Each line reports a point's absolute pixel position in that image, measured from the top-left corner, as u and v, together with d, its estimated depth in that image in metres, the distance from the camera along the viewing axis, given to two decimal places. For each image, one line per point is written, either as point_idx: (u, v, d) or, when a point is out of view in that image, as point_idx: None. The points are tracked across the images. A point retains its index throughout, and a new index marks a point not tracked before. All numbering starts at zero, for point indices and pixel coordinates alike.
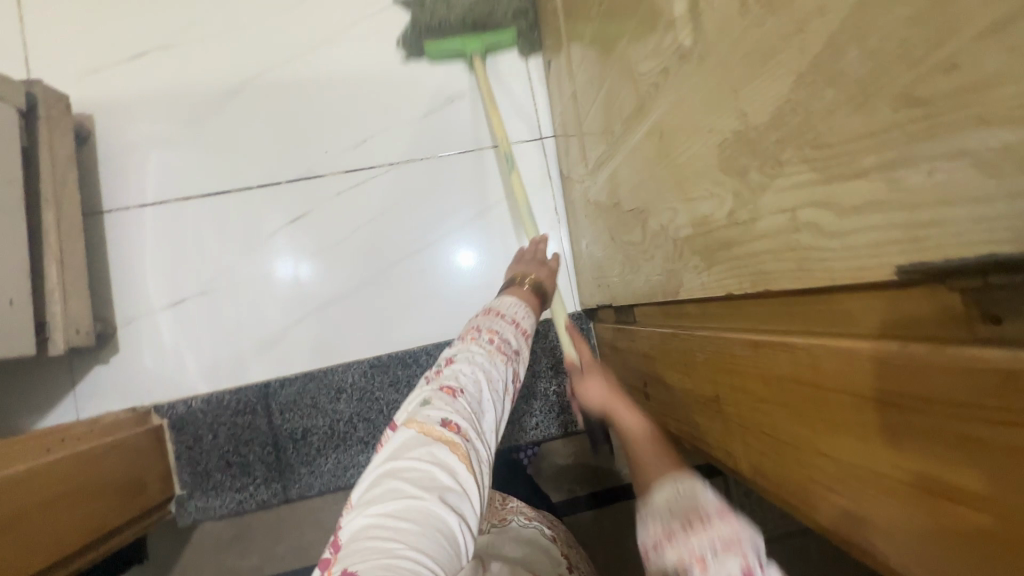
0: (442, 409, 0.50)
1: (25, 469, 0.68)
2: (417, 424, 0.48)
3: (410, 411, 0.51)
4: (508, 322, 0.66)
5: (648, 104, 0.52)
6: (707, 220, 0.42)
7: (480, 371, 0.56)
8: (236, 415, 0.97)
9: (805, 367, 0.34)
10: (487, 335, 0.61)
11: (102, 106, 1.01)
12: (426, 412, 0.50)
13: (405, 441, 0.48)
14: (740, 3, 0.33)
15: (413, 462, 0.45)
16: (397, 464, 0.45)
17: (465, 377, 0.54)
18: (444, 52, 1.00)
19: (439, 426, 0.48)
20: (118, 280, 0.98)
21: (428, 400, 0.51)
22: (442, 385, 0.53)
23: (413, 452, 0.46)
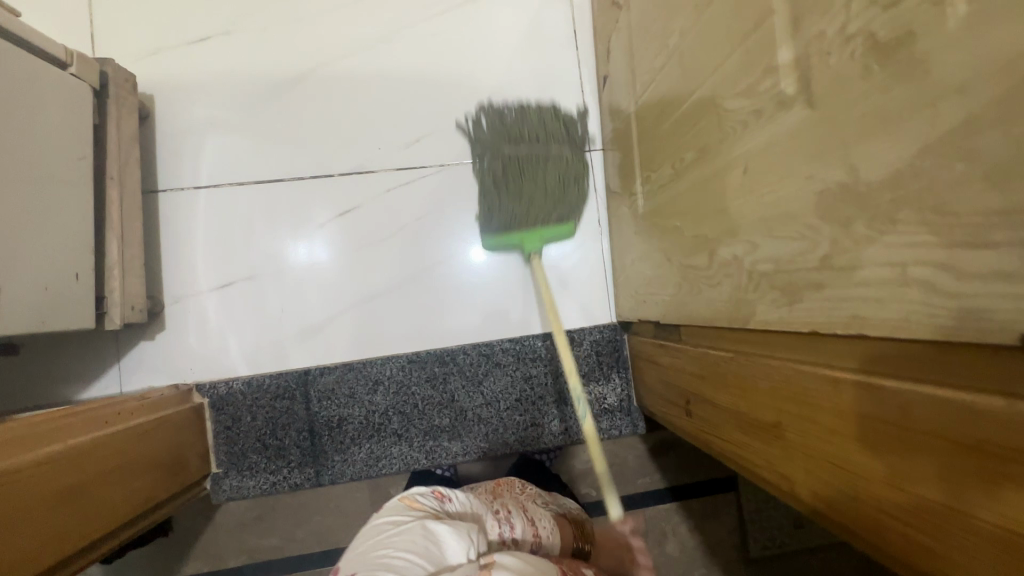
0: (429, 503, 0.66)
1: (84, 442, 0.70)
2: (407, 500, 0.66)
3: (406, 492, 0.68)
4: (534, 516, 0.75)
5: (731, 140, 0.54)
6: (794, 260, 0.45)
7: (474, 508, 0.69)
8: (275, 399, 1.00)
9: (891, 409, 0.37)
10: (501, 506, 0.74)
11: (163, 87, 1.02)
12: (419, 497, 0.67)
13: (395, 508, 0.65)
14: (862, 65, 0.36)
15: (395, 517, 0.62)
16: (386, 519, 0.62)
17: (460, 500, 0.69)
18: (504, 244, 1.02)
19: (423, 504, 0.65)
20: (168, 259, 1.00)
21: (423, 492, 0.68)
22: (437, 489, 0.69)
23: (399, 513, 0.63)
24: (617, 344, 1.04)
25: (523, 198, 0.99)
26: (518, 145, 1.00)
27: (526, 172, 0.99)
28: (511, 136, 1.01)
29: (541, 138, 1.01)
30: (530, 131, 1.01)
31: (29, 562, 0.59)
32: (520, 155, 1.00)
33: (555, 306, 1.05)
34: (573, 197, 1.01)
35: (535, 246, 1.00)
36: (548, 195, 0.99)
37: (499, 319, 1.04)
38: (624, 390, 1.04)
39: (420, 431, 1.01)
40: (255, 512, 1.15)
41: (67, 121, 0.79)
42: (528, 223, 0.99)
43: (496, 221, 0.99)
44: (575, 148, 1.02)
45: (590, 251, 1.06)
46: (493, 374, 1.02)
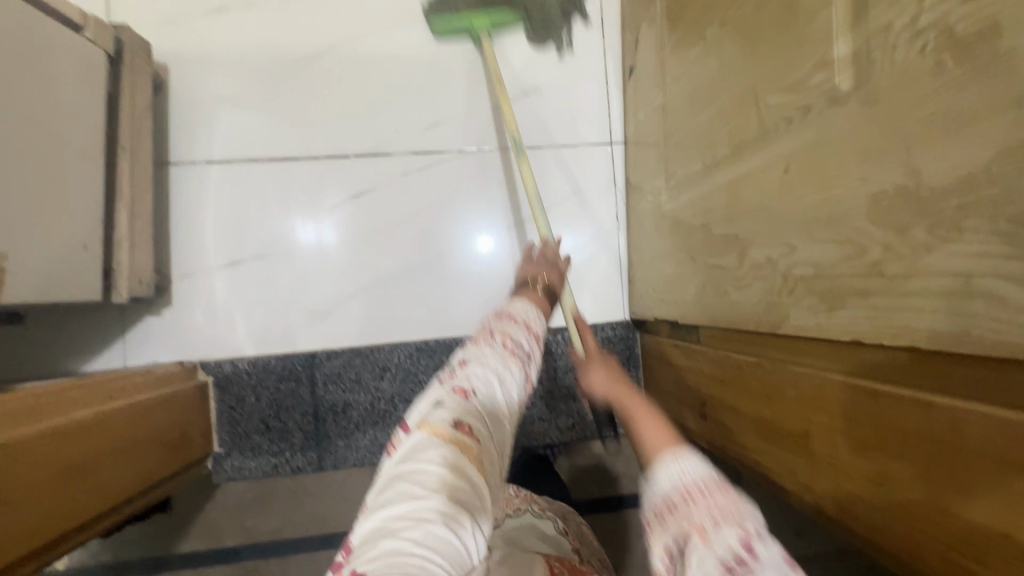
0: (454, 413, 0.47)
1: (88, 416, 0.69)
2: (428, 427, 0.46)
3: (421, 412, 0.48)
4: (525, 319, 0.60)
5: (772, 137, 0.52)
6: (837, 265, 0.43)
7: (495, 373, 0.52)
8: (280, 380, 0.98)
9: (938, 427, 0.36)
10: (501, 336, 0.56)
11: (179, 57, 1.00)
12: (438, 413, 0.47)
13: (415, 445, 0.45)
14: (934, 62, 0.33)
15: (422, 468, 0.43)
16: (409, 465, 0.44)
17: (481, 382, 0.51)
18: (453, 28, 0.99)
19: (452, 429, 0.46)
20: (177, 234, 0.99)
21: (440, 402, 0.49)
22: (454, 386, 0.50)
23: (420, 454, 0.44)
24: (629, 341, 1.03)
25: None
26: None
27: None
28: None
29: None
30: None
31: (30, 536, 0.58)
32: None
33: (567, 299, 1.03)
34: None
35: (485, 27, 0.98)
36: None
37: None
38: None
39: None
40: (255, 492, 1.15)
41: (80, 87, 0.77)
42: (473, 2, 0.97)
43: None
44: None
45: (606, 246, 1.04)
46: None
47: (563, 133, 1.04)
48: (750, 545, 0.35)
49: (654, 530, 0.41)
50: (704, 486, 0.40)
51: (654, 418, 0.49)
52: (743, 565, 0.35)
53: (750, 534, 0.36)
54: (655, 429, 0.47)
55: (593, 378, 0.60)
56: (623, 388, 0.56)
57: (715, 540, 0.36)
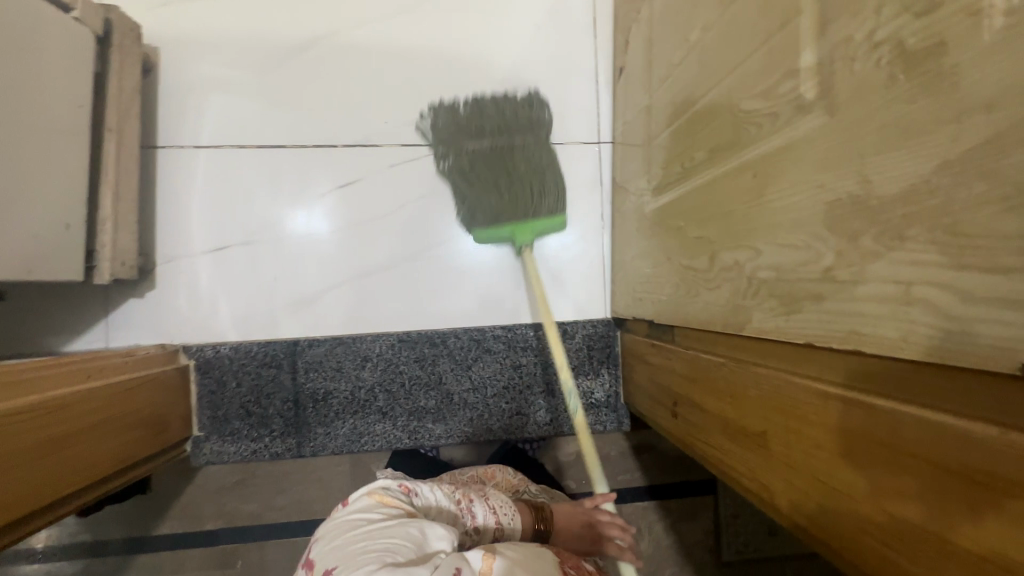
0: (399, 498, 0.63)
1: (66, 395, 0.70)
2: (376, 494, 0.62)
3: (371, 487, 0.64)
4: (495, 504, 0.72)
5: (744, 143, 0.53)
6: (796, 270, 0.44)
7: (439, 500, 0.67)
8: (261, 366, 0.99)
9: (880, 428, 0.37)
10: (451, 489, 0.71)
11: (170, 40, 1.00)
12: (387, 490, 0.64)
13: (362, 505, 0.61)
14: (888, 74, 0.35)
15: (368, 514, 0.59)
16: (358, 514, 0.59)
17: (427, 493, 0.67)
18: (493, 236, 1.00)
19: (395, 502, 0.62)
20: (163, 217, 0.99)
21: (388, 486, 0.64)
22: (404, 483, 0.67)
23: (369, 509, 0.60)
24: (609, 340, 1.04)
25: (507, 195, 0.97)
26: (484, 175, 0.97)
27: (503, 167, 0.97)
28: (475, 134, 0.98)
29: (504, 133, 0.98)
30: (493, 126, 0.98)
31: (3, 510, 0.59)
32: (488, 150, 0.98)
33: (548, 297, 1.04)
34: (553, 185, 0.99)
35: (526, 240, 0.99)
36: (528, 188, 0.97)
37: (493, 305, 1.03)
38: (612, 386, 1.04)
39: (404, 410, 1.01)
40: (235, 477, 1.16)
41: (67, 66, 0.77)
42: (512, 215, 0.97)
43: (483, 218, 0.98)
44: (537, 134, 1.00)
45: (591, 244, 1.05)
46: (482, 359, 1.02)
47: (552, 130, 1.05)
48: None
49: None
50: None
51: None
52: None
53: None
54: None
55: None
56: None
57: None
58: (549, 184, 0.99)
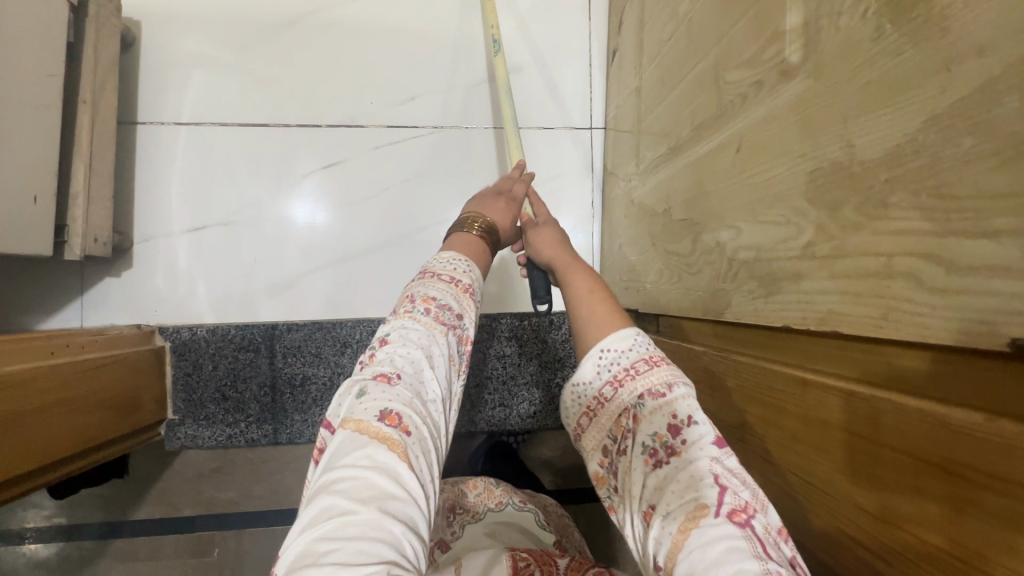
0: (380, 402, 0.41)
1: (26, 370, 0.67)
2: (352, 423, 0.41)
3: (345, 409, 0.42)
4: (450, 273, 0.52)
5: (729, 116, 0.50)
6: (776, 247, 0.41)
7: (428, 344, 0.46)
8: (238, 350, 0.96)
9: (860, 419, 0.34)
10: (424, 302, 0.49)
11: (152, 14, 0.97)
12: (362, 405, 0.42)
13: (338, 448, 0.40)
14: (875, 26, 0.31)
15: (347, 473, 0.38)
16: (329, 474, 0.38)
17: (401, 358, 0.44)
18: None
19: (376, 423, 0.40)
20: (142, 195, 0.96)
21: (362, 392, 0.43)
22: (375, 371, 0.44)
23: (345, 457, 0.38)
24: None
25: None
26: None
27: None
28: None
29: None
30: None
31: None
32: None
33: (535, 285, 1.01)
34: None
35: None
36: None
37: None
38: None
39: None
40: (214, 464, 1.14)
41: (38, 34, 0.75)
42: None
43: None
44: None
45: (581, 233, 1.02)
46: None
47: (543, 114, 1.02)
48: (678, 432, 0.38)
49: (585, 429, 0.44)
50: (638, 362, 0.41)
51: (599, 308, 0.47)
52: (670, 452, 0.38)
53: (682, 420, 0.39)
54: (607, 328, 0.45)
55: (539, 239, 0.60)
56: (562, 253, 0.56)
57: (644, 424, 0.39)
58: None
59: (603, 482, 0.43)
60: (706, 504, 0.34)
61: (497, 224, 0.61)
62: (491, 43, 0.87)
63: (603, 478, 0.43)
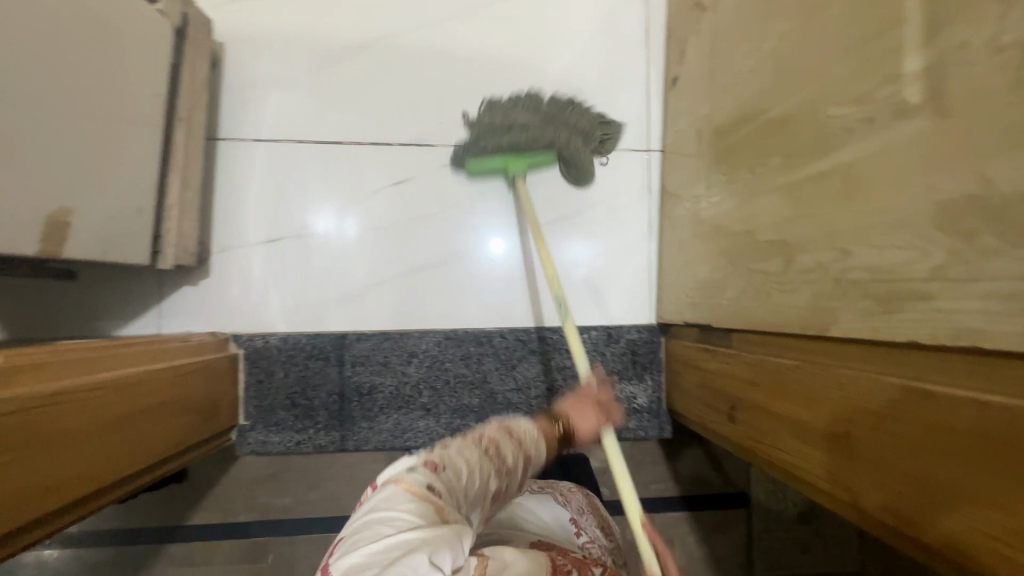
0: (425, 479, 0.55)
1: (138, 373, 0.71)
2: (403, 482, 0.54)
3: (396, 473, 0.56)
4: (519, 435, 0.67)
5: (831, 146, 0.54)
6: (899, 269, 0.45)
7: (475, 462, 0.60)
8: (309, 358, 1.00)
9: (995, 425, 0.37)
10: (486, 443, 0.63)
11: (236, 38, 1.02)
12: (412, 475, 0.55)
13: (389, 496, 0.53)
14: (1015, 77, 0.36)
15: (395, 515, 0.50)
16: (384, 511, 0.51)
17: (454, 462, 0.58)
18: (486, 169, 1.01)
19: (424, 489, 0.54)
20: (219, 208, 1.00)
21: (413, 467, 0.56)
22: (427, 457, 0.58)
23: (393, 503, 0.52)
24: (653, 346, 1.04)
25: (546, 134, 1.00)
26: (504, 140, 0.99)
27: (541, 140, 0.99)
28: (529, 107, 1.01)
29: (544, 130, 0.99)
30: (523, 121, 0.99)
31: (76, 485, 0.59)
32: (533, 124, 1.00)
33: (537, 298, 1.04)
34: (577, 171, 1.03)
35: (520, 169, 0.99)
36: (547, 150, 0.99)
37: (516, 305, 1.04)
38: (655, 392, 1.04)
39: (449, 408, 1.01)
40: (270, 469, 1.16)
41: (147, 57, 0.79)
42: (515, 148, 0.99)
43: (484, 146, 1.00)
44: (595, 139, 1.03)
45: (609, 255, 1.06)
46: (527, 360, 1.02)
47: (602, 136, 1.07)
48: None
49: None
50: None
51: None
52: None
53: None
54: None
55: None
56: None
57: None
58: (574, 152, 1.01)
59: None
60: None
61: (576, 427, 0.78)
62: (556, 303, 0.90)
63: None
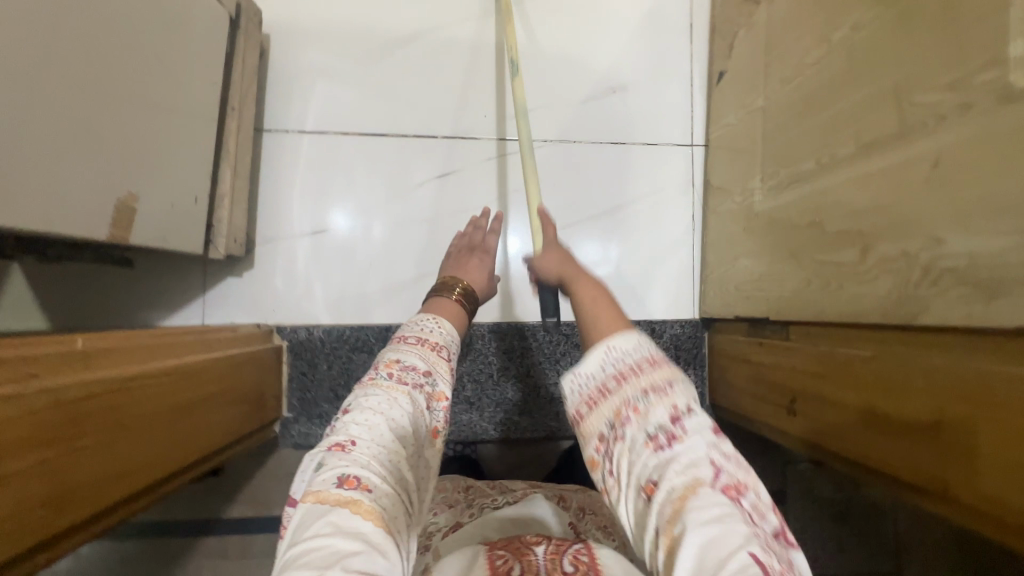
0: (335, 472, 0.45)
1: (200, 360, 0.71)
2: (312, 496, 0.44)
3: (306, 483, 0.46)
4: (416, 335, 0.60)
5: (917, 135, 0.54)
6: (1001, 255, 0.46)
7: (383, 402, 0.51)
8: (353, 350, 0.99)
9: None
10: (386, 365, 0.55)
11: (282, 29, 1.02)
12: (320, 477, 0.45)
13: (302, 522, 0.42)
14: None
15: (308, 552, 0.39)
16: (296, 547, 0.40)
17: (359, 427, 0.48)
18: None
19: (337, 490, 0.44)
20: (265, 199, 1.00)
21: (321, 464, 0.46)
22: (331, 442, 0.48)
23: (304, 533, 0.41)
24: (697, 341, 1.04)
25: None
26: None
27: None
28: None
29: None
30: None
31: (148, 471, 0.59)
32: None
33: None
34: None
35: None
36: None
37: None
38: (699, 387, 1.03)
39: (492, 402, 1.01)
40: None
41: (205, 46, 0.80)
42: None
43: None
44: None
45: (649, 249, 1.05)
46: (571, 354, 1.02)
47: (646, 130, 1.06)
48: (678, 420, 0.40)
49: (586, 415, 0.45)
50: (642, 362, 0.44)
51: (601, 298, 0.51)
52: (670, 437, 0.40)
53: (679, 409, 0.41)
54: (608, 316, 0.49)
55: (546, 261, 0.60)
56: (574, 269, 0.56)
57: (651, 413, 0.41)
58: None
59: (597, 467, 0.44)
60: (702, 478, 0.38)
61: (471, 286, 0.75)
62: (508, 65, 0.82)
63: (596, 462, 0.44)
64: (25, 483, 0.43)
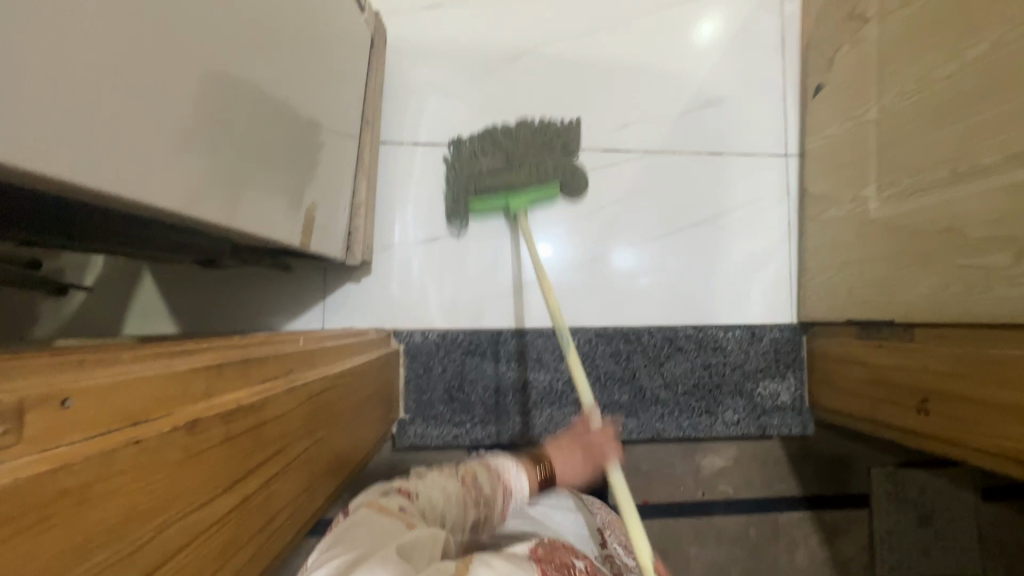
0: (397, 500, 0.58)
1: (365, 362, 0.74)
2: (375, 503, 0.56)
3: (370, 497, 0.58)
4: (498, 468, 0.69)
5: None
6: None
7: (445, 492, 0.63)
8: (466, 353, 1.02)
9: None
10: (464, 472, 0.66)
11: (395, 47, 1.07)
12: (385, 498, 0.58)
13: (360, 513, 0.54)
14: None
15: (363, 521, 0.52)
16: (348, 526, 0.52)
17: (424, 491, 0.62)
18: (488, 206, 1.01)
19: (390, 510, 0.55)
20: (381, 208, 1.04)
21: (387, 492, 0.60)
22: (400, 487, 0.61)
23: (364, 515, 0.54)
24: (795, 344, 1.07)
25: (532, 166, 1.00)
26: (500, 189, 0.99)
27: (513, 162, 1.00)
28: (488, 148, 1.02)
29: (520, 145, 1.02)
30: (506, 140, 1.02)
31: (343, 463, 0.62)
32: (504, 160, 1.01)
33: (681, 297, 1.07)
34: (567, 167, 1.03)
35: (521, 205, 1.00)
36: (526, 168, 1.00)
37: (654, 306, 1.07)
38: (799, 390, 1.06)
39: (600, 404, 1.04)
40: None
41: (351, 64, 0.85)
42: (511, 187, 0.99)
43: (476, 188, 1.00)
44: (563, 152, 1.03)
45: (746, 255, 1.09)
46: (675, 357, 1.05)
47: (741, 140, 1.10)
48: None
49: None
50: None
51: None
52: None
53: None
54: None
55: None
56: None
57: None
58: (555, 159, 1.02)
59: None
60: None
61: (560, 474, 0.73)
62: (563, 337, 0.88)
63: None
64: (297, 472, 0.46)
